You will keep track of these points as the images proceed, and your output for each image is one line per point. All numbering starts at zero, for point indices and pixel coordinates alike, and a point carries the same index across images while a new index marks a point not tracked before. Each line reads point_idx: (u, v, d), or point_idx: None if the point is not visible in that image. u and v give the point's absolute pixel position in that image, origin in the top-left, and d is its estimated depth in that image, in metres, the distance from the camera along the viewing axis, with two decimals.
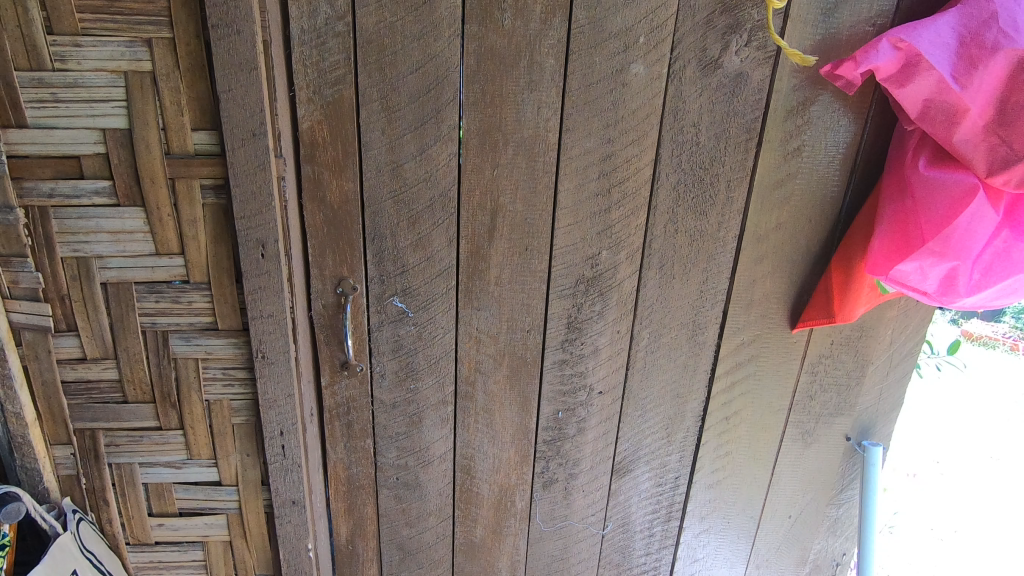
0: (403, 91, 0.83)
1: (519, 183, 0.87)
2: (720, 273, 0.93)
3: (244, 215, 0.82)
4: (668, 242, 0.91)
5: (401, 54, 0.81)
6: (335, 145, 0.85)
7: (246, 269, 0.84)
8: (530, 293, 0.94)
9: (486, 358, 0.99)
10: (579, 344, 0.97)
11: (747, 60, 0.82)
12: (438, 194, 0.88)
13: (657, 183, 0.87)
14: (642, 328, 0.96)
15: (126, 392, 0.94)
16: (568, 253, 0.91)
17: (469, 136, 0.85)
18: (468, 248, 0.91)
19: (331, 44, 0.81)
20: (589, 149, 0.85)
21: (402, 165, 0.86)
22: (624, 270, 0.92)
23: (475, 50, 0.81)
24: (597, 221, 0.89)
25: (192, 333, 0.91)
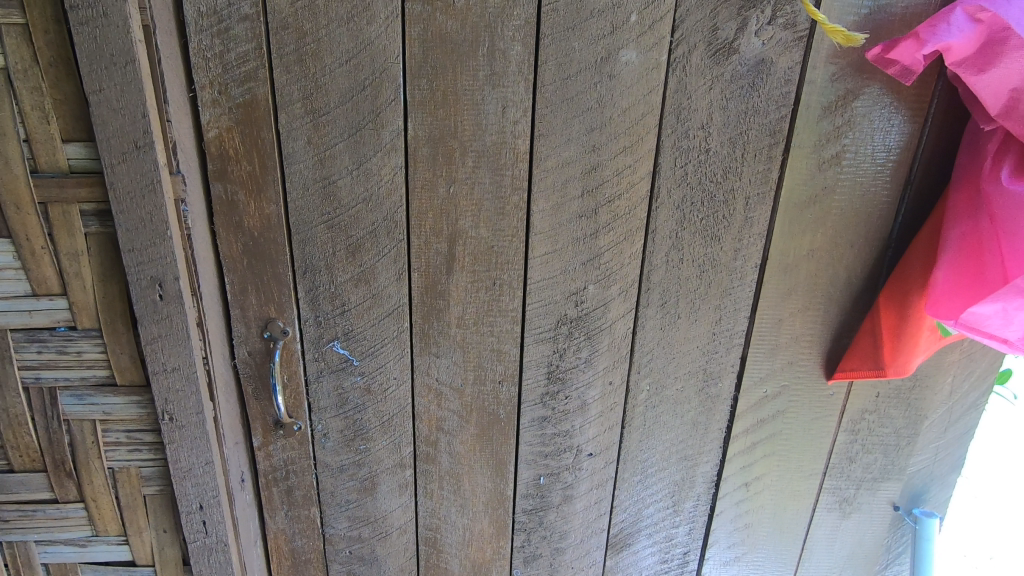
0: (332, 89, 0.65)
1: (482, 204, 0.70)
2: (738, 311, 0.74)
3: (132, 247, 0.65)
4: (673, 274, 0.72)
5: (326, 41, 0.64)
6: (250, 158, 0.68)
7: (140, 313, 0.68)
8: (502, 336, 0.76)
9: (450, 414, 0.81)
10: (562, 398, 0.79)
11: (771, 43, 0.63)
12: (382, 217, 0.70)
13: (656, 201, 0.69)
14: (640, 379, 0.78)
15: (12, 460, 0.77)
16: (547, 289, 0.73)
17: (417, 144, 0.67)
18: (422, 282, 0.74)
19: (238, 31, 0.63)
20: (569, 160, 0.67)
21: (334, 182, 0.69)
22: (617, 308, 0.74)
23: (419, 34, 0.63)
24: (581, 249, 0.71)
25: (85, 390, 0.74)
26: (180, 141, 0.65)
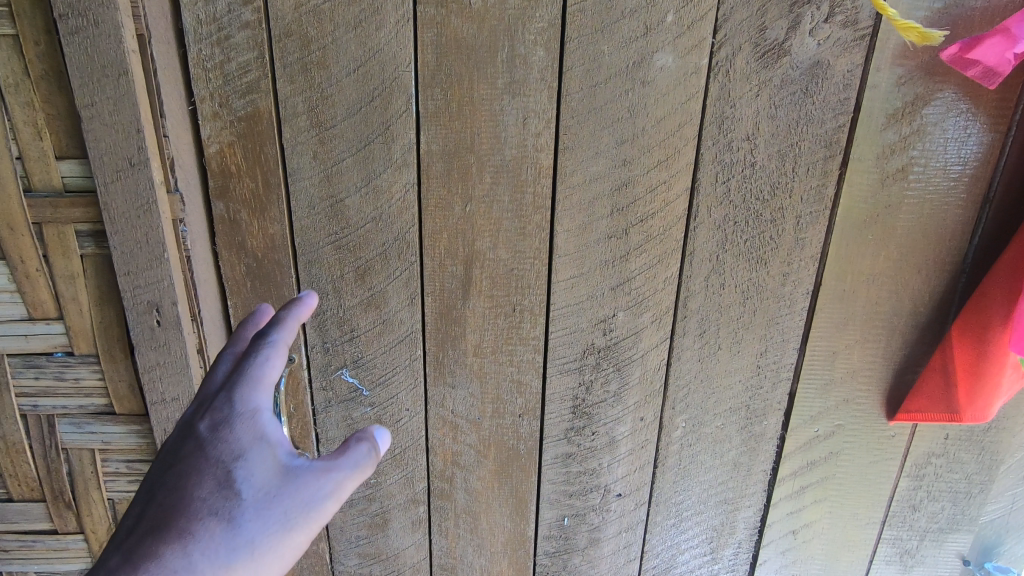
0: (339, 101, 0.60)
1: (501, 224, 0.64)
2: (786, 342, 0.66)
3: (128, 270, 0.61)
4: (712, 300, 0.65)
5: (332, 49, 0.59)
6: (253, 175, 0.63)
7: (138, 340, 0.64)
8: (522, 366, 0.70)
9: (466, 449, 0.75)
10: (588, 434, 0.72)
11: (828, 43, 0.55)
12: (393, 238, 0.65)
13: (694, 220, 0.62)
14: (675, 415, 0.71)
15: (10, 489, 0.73)
16: (572, 315, 0.67)
17: (431, 159, 0.62)
18: (436, 307, 0.68)
19: (238, 39, 0.59)
20: (596, 176, 0.61)
21: (342, 200, 0.64)
22: (649, 338, 0.67)
23: (432, 40, 0.58)
24: (610, 273, 0.64)
25: (83, 418, 0.70)
26: (179, 157, 0.61)
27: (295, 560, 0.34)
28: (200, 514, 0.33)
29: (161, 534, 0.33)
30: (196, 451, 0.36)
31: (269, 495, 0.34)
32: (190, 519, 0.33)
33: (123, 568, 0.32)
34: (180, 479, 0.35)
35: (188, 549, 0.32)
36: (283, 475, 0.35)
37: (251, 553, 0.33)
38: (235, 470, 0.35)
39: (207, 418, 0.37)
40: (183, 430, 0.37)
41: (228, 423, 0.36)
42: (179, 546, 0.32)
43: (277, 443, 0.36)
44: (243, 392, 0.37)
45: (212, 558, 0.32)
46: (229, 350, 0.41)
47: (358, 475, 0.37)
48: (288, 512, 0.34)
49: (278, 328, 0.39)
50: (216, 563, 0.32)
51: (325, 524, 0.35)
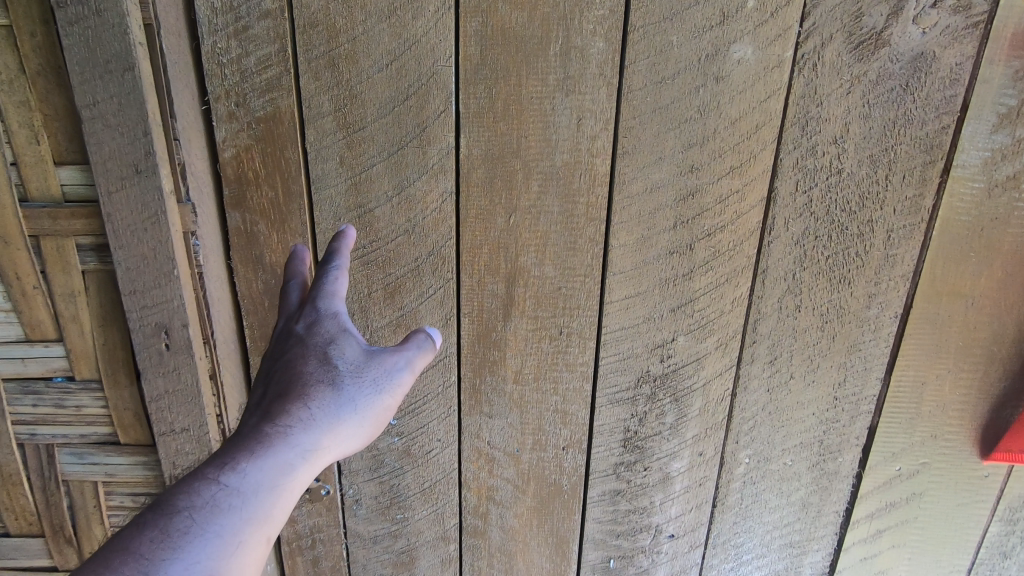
0: (369, 100, 0.54)
1: (548, 238, 0.57)
2: (869, 371, 0.59)
3: (134, 289, 0.55)
4: (785, 323, 0.58)
5: (362, 41, 0.52)
6: (273, 183, 0.57)
7: (144, 366, 0.58)
8: (568, 394, 0.63)
9: (503, 483, 0.68)
10: (639, 469, 0.65)
11: (935, 32, 0.48)
12: (427, 252, 0.58)
13: (769, 234, 0.55)
14: (738, 450, 0.63)
15: (6, 523, 0.67)
16: (625, 340, 0.60)
17: (471, 165, 0.55)
18: (473, 329, 0.61)
19: (258, 31, 0.52)
20: (659, 184, 0.54)
21: (371, 211, 0.57)
22: (712, 365, 0.60)
23: (476, 31, 0.51)
24: (671, 293, 0.57)
25: (85, 449, 0.63)
26: (191, 163, 0.54)
27: (386, 414, 0.43)
28: (312, 380, 0.42)
29: (282, 400, 0.41)
30: (297, 341, 0.44)
31: (359, 368, 0.43)
32: (304, 387, 0.42)
33: (263, 420, 0.41)
34: (287, 362, 0.43)
35: (308, 403, 0.41)
36: (368, 356, 0.44)
37: (356, 407, 0.42)
38: (331, 352, 0.43)
39: (300, 321, 0.44)
40: (282, 329, 0.45)
41: (316, 321, 0.44)
42: (301, 404, 0.41)
43: (357, 334, 0.45)
44: (323, 300, 0.45)
45: (329, 409, 0.41)
46: (293, 279, 0.48)
47: (424, 356, 0.46)
48: (376, 378, 0.43)
49: (339, 249, 0.47)
50: (330, 415, 0.41)
51: (407, 390, 0.44)
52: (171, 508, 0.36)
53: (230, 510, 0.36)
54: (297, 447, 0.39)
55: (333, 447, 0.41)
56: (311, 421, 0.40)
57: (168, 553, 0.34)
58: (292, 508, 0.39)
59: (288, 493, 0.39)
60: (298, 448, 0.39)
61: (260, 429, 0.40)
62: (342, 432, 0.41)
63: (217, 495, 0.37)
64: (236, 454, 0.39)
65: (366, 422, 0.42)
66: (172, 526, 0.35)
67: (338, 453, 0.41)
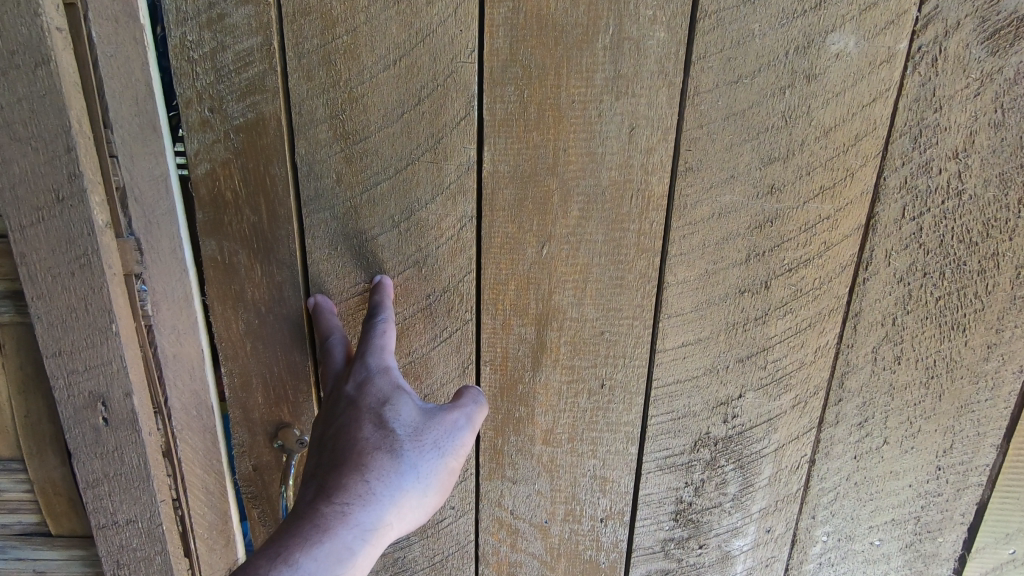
0: (372, 103, 0.43)
1: (589, 272, 0.46)
2: (981, 436, 0.48)
3: (59, 349, 0.47)
4: (880, 378, 0.47)
5: (364, 31, 0.42)
6: (256, 205, 0.47)
7: (75, 438, 0.49)
8: (609, 458, 0.52)
9: (528, 559, 0.57)
10: (694, 547, 0.54)
11: None
12: (442, 289, 0.48)
13: (866, 269, 0.44)
14: (814, 526, 0.52)
15: None
16: (681, 396, 0.49)
17: (497, 184, 0.45)
18: (496, 380, 0.51)
19: (236, 19, 0.42)
20: (729, 208, 0.43)
21: (373, 239, 0.47)
22: (787, 427, 0.49)
23: (506, 18, 0.41)
24: (740, 339, 0.47)
25: (10, 540, 0.55)
26: (134, 185, 0.45)
27: (450, 476, 0.42)
28: (371, 448, 0.40)
29: (339, 472, 0.39)
30: (350, 405, 0.42)
31: (418, 431, 0.42)
32: (361, 455, 0.40)
33: (320, 497, 0.38)
34: (342, 428, 0.41)
35: (367, 475, 0.39)
36: (426, 417, 0.42)
37: (418, 474, 0.40)
38: (386, 414, 0.42)
39: (351, 381, 0.43)
40: (332, 396, 0.44)
41: (370, 379, 0.43)
42: (360, 476, 0.38)
43: (411, 393, 0.44)
44: (375, 355, 0.44)
45: (390, 479, 0.39)
46: (334, 332, 0.47)
47: (481, 413, 0.45)
48: (438, 439, 0.42)
49: (381, 301, 0.46)
50: (391, 486, 0.39)
51: (467, 451, 0.43)
52: None
53: None
54: (357, 526, 0.37)
55: (395, 522, 0.38)
56: (372, 495, 0.38)
57: None
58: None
59: None
60: (360, 527, 0.37)
61: (318, 506, 0.37)
62: (405, 505, 0.39)
63: None
64: (291, 541, 0.35)
65: (429, 490, 0.41)
66: None
67: (399, 529, 0.39)
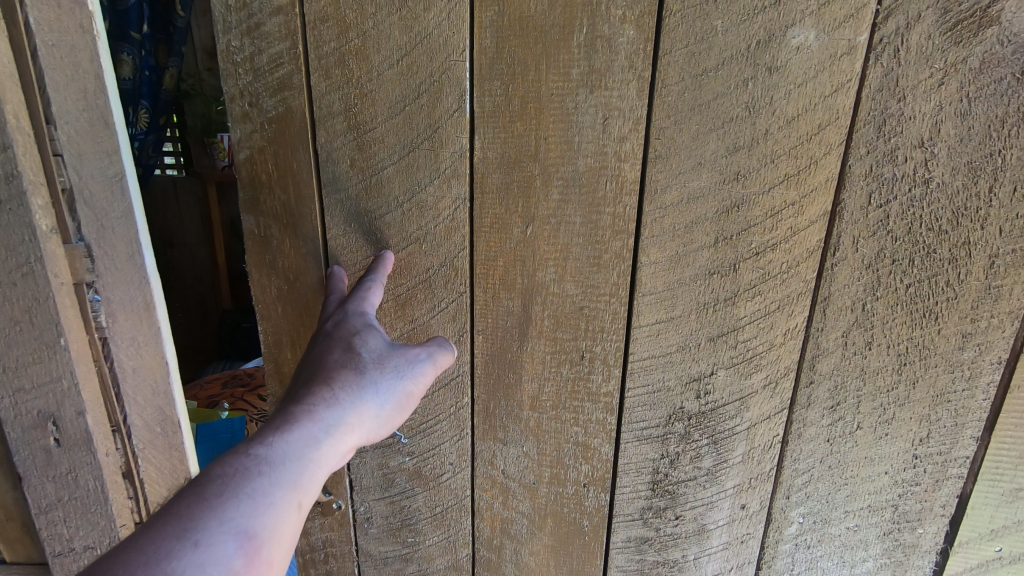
0: (379, 98, 0.50)
1: (569, 252, 0.51)
2: (959, 427, 0.48)
3: (60, 353, 0.60)
4: (852, 363, 0.48)
5: (373, 35, 0.48)
6: (286, 186, 0.54)
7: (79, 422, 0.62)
8: (590, 427, 0.56)
9: (518, 516, 0.62)
10: (671, 518, 0.57)
11: None
12: (439, 263, 0.54)
13: (833, 255, 0.46)
14: (789, 506, 0.54)
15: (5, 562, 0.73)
16: (656, 371, 0.52)
17: (485, 169, 0.50)
18: (487, 348, 0.56)
19: (270, 28, 0.50)
20: (697, 194, 0.46)
21: (381, 217, 0.54)
22: (759, 406, 0.51)
23: (493, 21, 0.46)
24: (710, 320, 0.50)
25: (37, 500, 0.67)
26: (78, 184, 0.57)
27: (409, 398, 0.48)
28: (339, 366, 0.46)
29: (309, 386, 0.45)
30: (326, 337, 0.49)
31: (382, 357, 0.48)
32: (330, 372, 0.46)
33: (292, 403, 0.43)
34: (315, 355, 0.48)
35: (333, 386, 0.45)
36: (390, 347, 0.49)
37: (379, 390, 0.46)
38: (356, 342, 0.48)
39: (330, 321, 0.50)
40: (313, 334, 0.51)
41: (346, 319, 0.50)
42: (328, 386, 0.44)
43: (379, 330, 0.50)
44: (355, 303, 0.51)
45: (354, 388, 0.45)
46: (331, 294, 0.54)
47: (444, 353, 0.52)
48: (399, 366, 0.48)
49: (377, 267, 0.53)
50: (355, 396, 0.45)
51: (427, 380, 0.49)
52: (205, 475, 0.35)
53: (262, 475, 0.36)
54: (324, 423, 0.42)
55: (357, 426, 0.44)
56: (337, 400, 0.44)
57: (207, 511, 0.33)
58: (325, 479, 0.40)
59: (317, 467, 0.40)
60: (326, 422, 0.42)
61: (290, 408, 0.43)
62: (367, 412, 0.45)
63: (248, 462, 0.37)
64: (265, 431, 0.40)
65: (389, 405, 0.46)
66: (207, 488, 0.34)
67: (361, 433, 0.44)
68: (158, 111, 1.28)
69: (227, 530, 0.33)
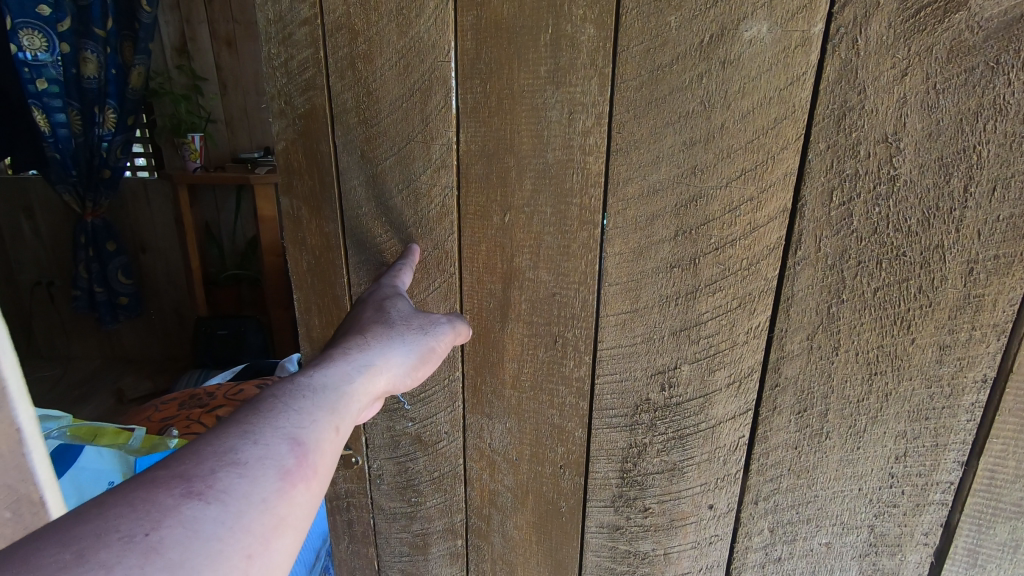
0: (383, 96, 0.56)
1: (541, 241, 0.53)
2: (940, 449, 0.44)
3: None
4: (819, 369, 0.46)
5: (376, 41, 0.55)
6: (312, 173, 0.62)
7: None
8: (564, 410, 0.58)
9: (503, 489, 0.66)
10: (640, 510, 0.58)
11: None
12: (432, 246, 0.59)
13: (795, 255, 0.44)
14: (758, 514, 0.53)
15: None
16: (622, 362, 0.54)
17: (469, 161, 0.54)
18: (474, 326, 0.60)
19: (299, 37, 0.58)
20: (656, 188, 0.47)
21: (386, 203, 0.60)
22: (723, 405, 0.50)
23: (472, 25, 0.50)
24: (672, 314, 0.50)
25: None
26: None
27: (433, 351, 0.51)
28: (371, 321, 0.50)
29: (344, 338, 0.48)
30: (362, 303, 0.53)
31: (408, 316, 0.52)
32: (363, 326, 0.49)
33: (329, 350, 0.47)
34: (351, 318, 0.52)
35: (366, 336, 0.48)
36: (415, 311, 0.53)
37: (407, 341, 0.49)
38: (386, 305, 0.52)
39: (367, 292, 0.55)
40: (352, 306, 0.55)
41: (378, 290, 0.55)
42: (360, 337, 0.48)
43: (406, 298, 0.55)
44: (387, 278, 0.56)
45: (383, 338, 0.48)
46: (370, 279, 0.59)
47: (459, 323, 0.56)
48: (423, 324, 0.52)
49: (404, 254, 0.59)
50: (385, 344, 0.48)
51: (446, 340, 0.53)
52: (254, 397, 0.39)
53: (303, 396, 0.39)
54: (357, 362, 0.45)
55: (387, 368, 0.47)
56: (369, 346, 0.47)
57: (257, 419, 0.36)
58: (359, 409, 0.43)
59: (351, 397, 0.42)
60: (360, 362, 0.45)
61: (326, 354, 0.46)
62: (397, 357, 0.48)
63: (290, 387, 0.40)
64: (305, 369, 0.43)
65: (417, 355, 0.50)
66: (256, 406, 0.38)
67: (393, 376, 0.47)
68: (120, 107, 2.04)
69: (277, 434, 0.36)
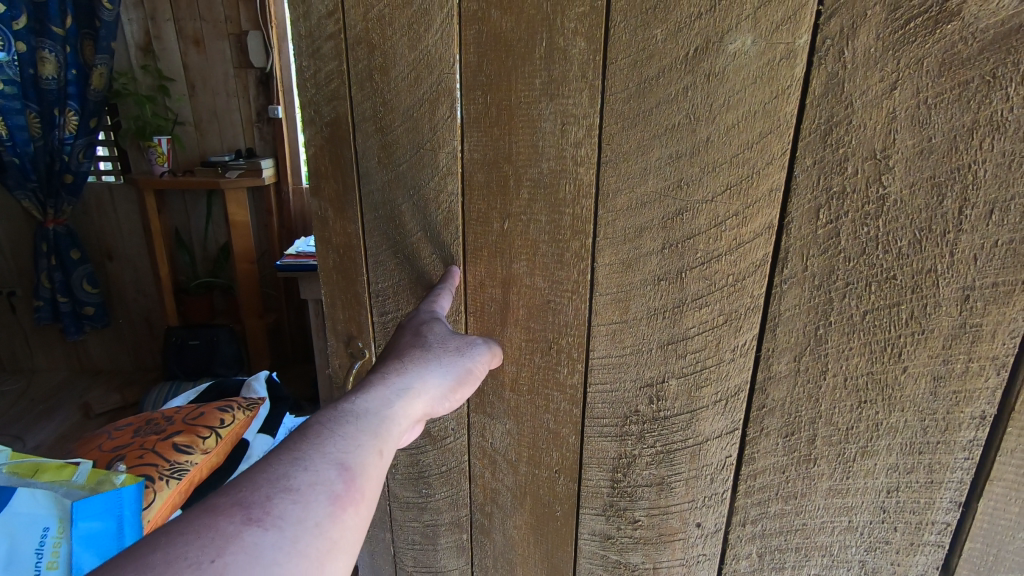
0: (397, 104, 0.58)
1: (537, 248, 0.54)
2: (934, 486, 0.42)
3: None
4: (804, 391, 0.45)
5: (391, 55, 0.57)
6: (336, 176, 0.64)
7: None
8: (559, 416, 0.59)
9: (504, 488, 0.67)
10: (631, 522, 0.58)
11: None
12: (440, 249, 0.61)
13: (782, 271, 0.43)
14: (747, 535, 0.51)
15: None
16: (613, 372, 0.54)
17: (472, 169, 0.56)
18: (478, 328, 0.60)
19: (325, 50, 0.60)
20: (642, 199, 0.47)
21: (399, 206, 0.62)
22: (710, 422, 0.50)
23: (474, 38, 0.52)
24: (656, 326, 0.50)
25: None
26: None
27: (470, 373, 0.52)
28: (409, 345, 0.51)
29: (383, 363, 0.49)
30: (400, 327, 0.54)
31: (444, 338, 0.53)
32: (402, 351, 0.50)
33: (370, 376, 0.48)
34: (390, 342, 0.52)
35: (404, 360, 0.49)
36: (449, 333, 0.54)
37: (443, 364, 0.50)
38: (423, 328, 0.53)
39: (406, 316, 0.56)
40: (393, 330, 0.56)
41: (415, 313, 0.55)
42: (398, 361, 0.49)
43: (442, 319, 0.55)
44: (425, 301, 0.57)
45: (421, 361, 0.49)
46: None
47: (492, 345, 0.57)
48: (458, 346, 0.53)
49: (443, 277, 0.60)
50: (422, 367, 0.49)
51: (481, 361, 0.54)
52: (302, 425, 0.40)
53: (349, 423, 0.41)
54: (397, 386, 0.46)
55: (427, 390, 0.47)
56: (407, 369, 0.48)
57: (309, 447, 0.38)
58: (403, 431, 0.44)
59: (394, 420, 0.43)
60: (401, 386, 0.46)
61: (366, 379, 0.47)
62: (435, 380, 0.49)
63: (334, 414, 0.41)
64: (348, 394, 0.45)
65: (454, 376, 0.50)
66: (305, 434, 0.39)
67: (434, 400, 0.48)
68: (84, 109, 2.26)
69: (328, 461, 0.37)
